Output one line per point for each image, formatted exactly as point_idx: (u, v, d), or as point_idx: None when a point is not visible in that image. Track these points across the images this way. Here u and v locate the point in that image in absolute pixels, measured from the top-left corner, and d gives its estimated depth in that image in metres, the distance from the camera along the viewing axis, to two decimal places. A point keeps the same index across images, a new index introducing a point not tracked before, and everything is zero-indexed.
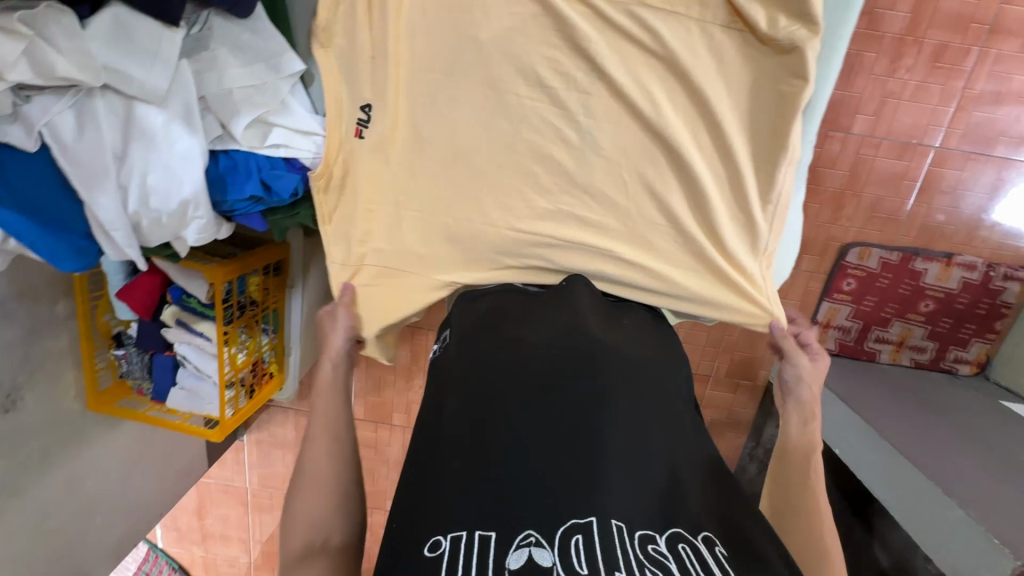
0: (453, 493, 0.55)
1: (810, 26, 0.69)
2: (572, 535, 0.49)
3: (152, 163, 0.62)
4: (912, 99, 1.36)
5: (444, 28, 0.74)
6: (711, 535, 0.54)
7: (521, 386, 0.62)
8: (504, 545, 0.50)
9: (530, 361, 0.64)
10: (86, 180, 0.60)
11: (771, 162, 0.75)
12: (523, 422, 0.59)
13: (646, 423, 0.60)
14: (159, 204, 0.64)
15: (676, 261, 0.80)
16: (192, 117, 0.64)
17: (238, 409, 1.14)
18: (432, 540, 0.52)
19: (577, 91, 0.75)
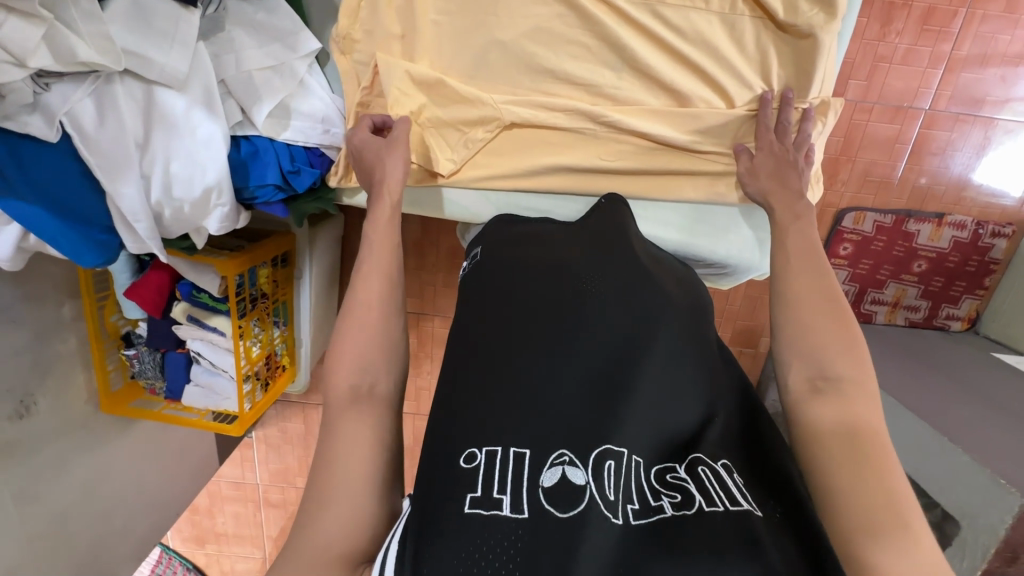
0: (485, 411, 0.55)
1: (828, 10, 0.64)
2: (605, 459, 0.51)
3: (176, 152, 0.61)
4: (902, 63, 1.38)
5: None
6: (729, 463, 0.56)
7: (559, 311, 0.61)
8: (538, 464, 0.51)
9: (566, 287, 0.64)
10: (109, 170, 0.58)
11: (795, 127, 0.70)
12: (560, 350, 0.58)
13: (681, 357, 0.62)
14: (182, 193, 0.62)
15: (700, 215, 0.76)
16: (214, 102, 0.62)
17: (255, 402, 1.14)
18: (466, 453, 0.52)
19: None
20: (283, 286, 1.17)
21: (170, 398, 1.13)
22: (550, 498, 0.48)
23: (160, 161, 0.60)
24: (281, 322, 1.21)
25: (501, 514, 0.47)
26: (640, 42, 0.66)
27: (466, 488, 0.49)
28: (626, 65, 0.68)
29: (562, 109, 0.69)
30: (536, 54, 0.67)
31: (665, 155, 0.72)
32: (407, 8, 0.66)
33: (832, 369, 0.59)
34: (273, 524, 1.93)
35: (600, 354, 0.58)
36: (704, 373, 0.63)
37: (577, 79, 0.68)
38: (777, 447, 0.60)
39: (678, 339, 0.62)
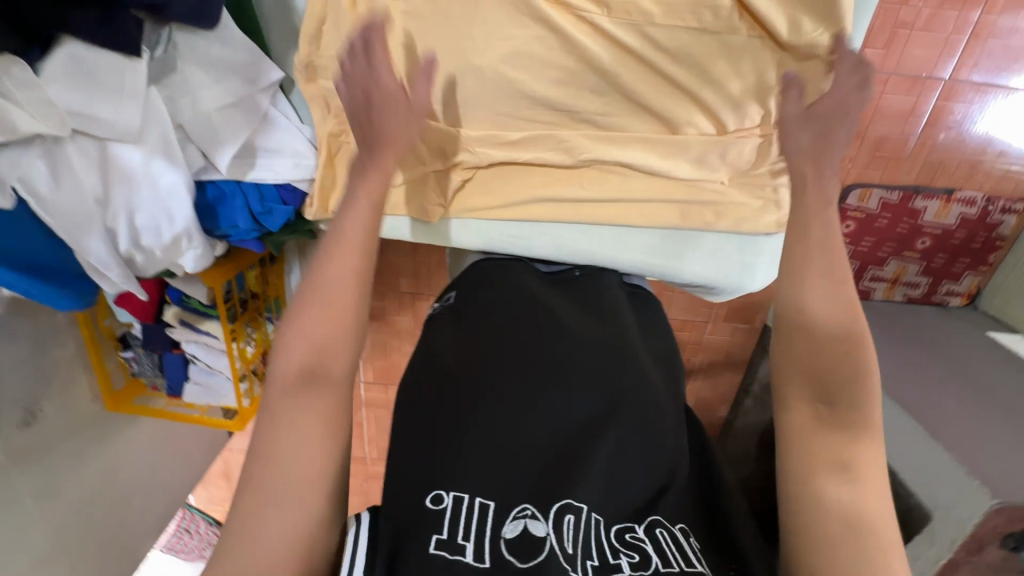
0: (458, 451, 0.57)
1: (832, 31, 0.60)
2: (565, 514, 0.54)
3: (140, 203, 0.60)
4: (925, 29, 1.27)
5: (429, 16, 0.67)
6: (686, 528, 0.59)
7: (547, 368, 0.65)
8: (502, 515, 0.53)
9: (557, 347, 0.67)
10: (71, 230, 0.56)
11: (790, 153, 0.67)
12: (542, 403, 0.62)
13: (659, 417, 0.64)
14: (152, 241, 0.62)
15: (685, 240, 0.73)
16: (172, 149, 0.61)
17: (255, 397, 1.17)
18: (433, 493, 0.54)
19: None
20: (274, 283, 1.18)
21: (172, 394, 1.17)
22: (510, 549, 0.51)
23: (124, 214, 0.60)
24: (275, 317, 1.22)
25: (463, 560, 0.49)
26: (627, 66, 0.63)
27: (433, 529, 0.51)
28: (615, 86, 0.64)
29: (546, 132, 0.67)
30: (514, 79, 0.63)
31: (650, 182, 0.70)
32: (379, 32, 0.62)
33: (837, 390, 0.56)
34: None
35: (571, 415, 0.62)
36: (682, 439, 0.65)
37: (561, 105, 0.65)
38: (733, 514, 0.63)
39: (658, 402, 0.65)
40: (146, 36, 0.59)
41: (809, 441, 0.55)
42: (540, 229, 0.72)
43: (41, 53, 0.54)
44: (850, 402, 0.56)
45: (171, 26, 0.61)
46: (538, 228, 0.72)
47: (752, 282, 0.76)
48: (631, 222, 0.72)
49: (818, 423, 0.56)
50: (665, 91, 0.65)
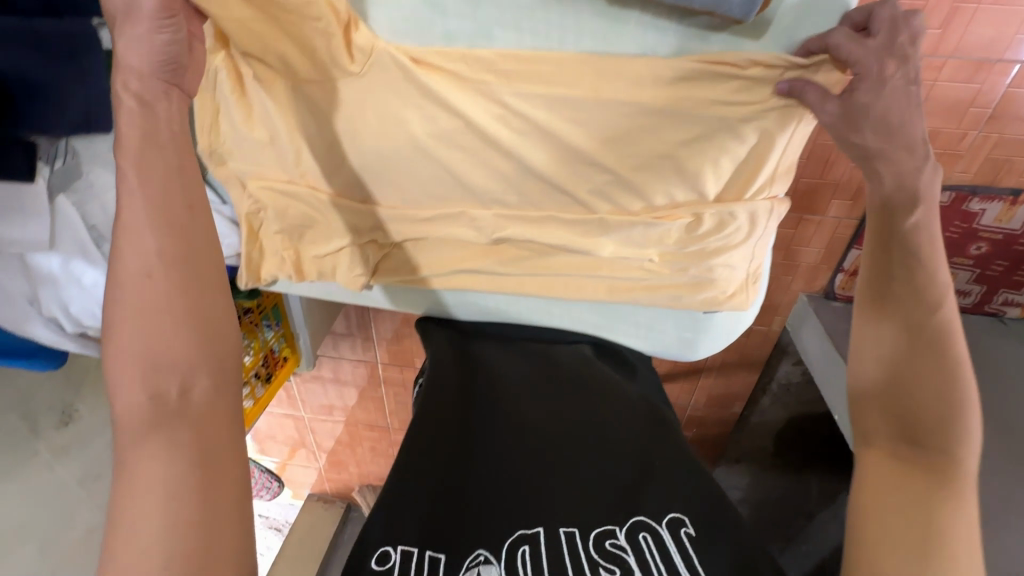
0: (432, 525, 0.74)
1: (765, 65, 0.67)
2: (521, 547, 0.71)
3: (66, 296, 0.93)
4: (996, 2, 1.03)
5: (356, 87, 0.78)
6: (676, 519, 0.74)
7: (518, 460, 0.83)
8: (492, 558, 0.70)
9: (522, 434, 0.87)
10: (17, 319, 0.92)
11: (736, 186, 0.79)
12: (512, 474, 0.81)
13: (617, 451, 0.84)
14: (89, 321, 0.95)
15: (635, 279, 0.89)
16: (86, 250, 0.91)
17: (256, 399, 1.30)
18: (379, 554, 0.70)
19: (514, 131, 0.77)
20: (269, 294, 1.26)
21: None
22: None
23: (58, 306, 0.93)
24: (274, 323, 1.33)
25: None
26: (556, 135, 0.76)
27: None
28: (505, 138, 0.77)
29: (447, 175, 0.82)
30: (451, 157, 0.80)
31: (590, 239, 0.85)
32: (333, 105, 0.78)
33: (918, 435, 0.73)
34: (322, 442, 2.36)
35: (519, 483, 0.80)
36: (639, 434, 0.87)
37: (528, 166, 0.79)
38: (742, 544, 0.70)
39: (609, 474, 0.81)
40: (48, 153, 0.84)
41: (886, 493, 0.71)
42: (506, 269, 0.91)
43: None
44: (928, 447, 0.72)
45: (65, 141, 0.85)
46: (505, 267, 0.91)
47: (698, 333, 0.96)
48: (583, 257, 0.87)
49: (901, 459, 0.74)
50: (631, 154, 0.77)
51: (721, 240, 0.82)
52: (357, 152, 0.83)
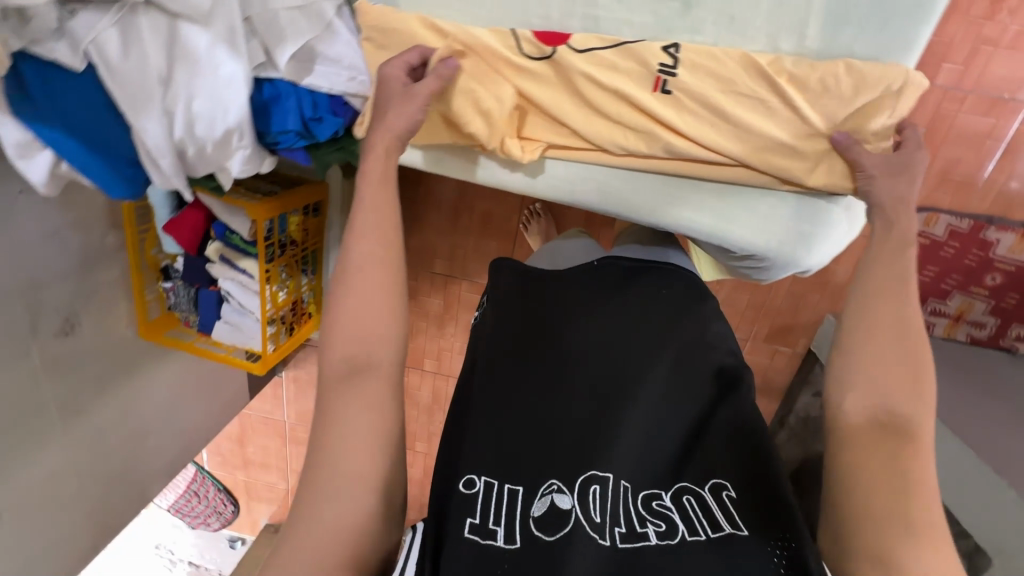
0: (480, 449, 0.63)
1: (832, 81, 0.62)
2: (590, 485, 0.60)
3: (198, 88, 0.58)
4: (1009, 47, 1.21)
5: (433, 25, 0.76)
6: (720, 482, 0.63)
7: (566, 383, 0.70)
8: (530, 494, 0.60)
9: (571, 353, 0.73)
10: (132, 103, 0.56)
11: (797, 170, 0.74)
12: (558, 399, 0.68)
13: (670, 391, 0.72)
14: (205, 132, 0.61)
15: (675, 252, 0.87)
16: (237, 40, 0.58)
17: (277, 345, 1.18)
18: (466, 479, 0.60)
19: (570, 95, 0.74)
20: (314, 235, 1.20)
21: (201, 332, 1.18)
22: (537, 525, 0.57)
23: (183, 98, 0.58)
24: (310, 271, 1.25)
25: (494, 545, 0.55)
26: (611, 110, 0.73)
27: (468, 512, 0.58)
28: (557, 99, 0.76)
29: None
30: None
31: None
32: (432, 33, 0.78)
33: None
34: (297, 459, 2.13)
35: (569, 412, 0.67)
36: (686, 366, 0.74)
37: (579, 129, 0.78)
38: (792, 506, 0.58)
39: (659, 416, 0.69)
40: None
41: None
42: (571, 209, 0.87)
43: None
44: None
45: None
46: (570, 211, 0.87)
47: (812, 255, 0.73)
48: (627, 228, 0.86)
49: None
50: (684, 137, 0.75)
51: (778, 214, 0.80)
52: None
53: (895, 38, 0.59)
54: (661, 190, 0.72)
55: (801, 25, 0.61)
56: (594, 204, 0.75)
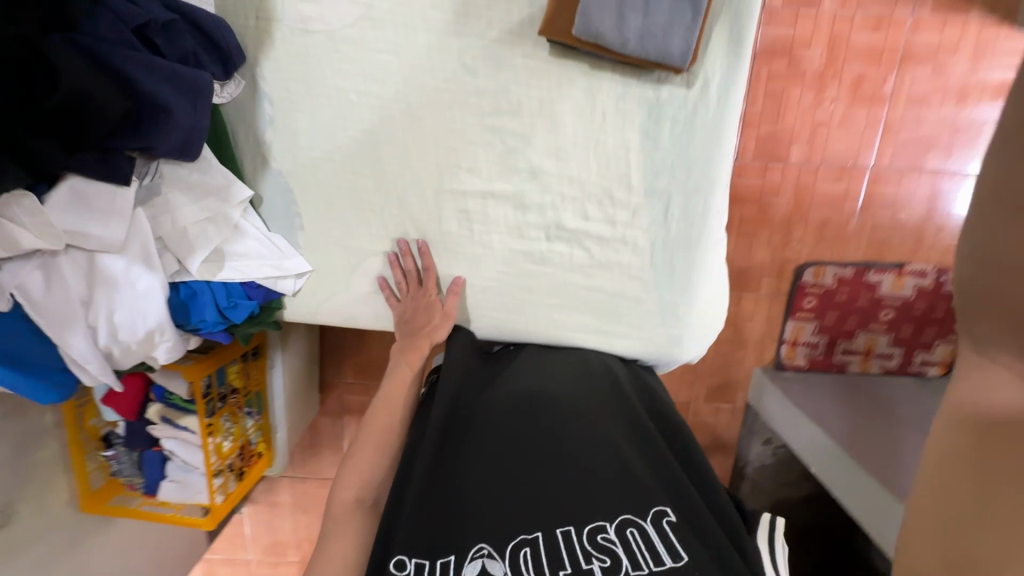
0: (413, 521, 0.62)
1: (643, 197, 0.75)
2: (521, 549, 0.59)
3: (118, 303, 0.65)
4: (842, 126, 1.28)
5: (316, 173, 0.75)
6: (661, 509, 0.62)
7: (491, 434, 0.68)
8: (461, 558, 0.59)
9: (492, 406, 0.72)
10: (58, 327, 0.63)
11: (658, 249, 0.77)
12: (482, 452, 0.66)
13: (599, 422, 0.69)
14: (128, 335, 0.68)
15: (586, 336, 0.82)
16: (151, 257, 0.67)
17: (227, 493, 1.19)
18: (396, 559, 0.59)
19: (459, 219, 0.77)
20: (256, 377, 1.25)
21: (147, 493, 1.18)
22: None
23: (104, 313, 0.65)
24: (255, 412, 1.28)
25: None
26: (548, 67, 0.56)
27: None
28: (449, 232, 0.77)
29: (364, 250, 0.79)
30: (375, 233, 0.78)
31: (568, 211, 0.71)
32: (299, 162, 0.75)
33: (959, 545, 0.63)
34: None
35: (491, 469, 0.65)
36: (605, 399, 0.73)
37: (461, 239, 0.78)
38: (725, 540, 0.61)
39: (589, 437, 0.67)
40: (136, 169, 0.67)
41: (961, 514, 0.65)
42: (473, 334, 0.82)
43: (49, 187, 0.60)
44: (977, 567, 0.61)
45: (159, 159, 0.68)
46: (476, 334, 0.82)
47: (682, 351, 0.81)
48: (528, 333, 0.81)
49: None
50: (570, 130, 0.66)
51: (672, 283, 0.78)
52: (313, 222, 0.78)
53: (697, 179, 0.73)
54: (551, 308, 0.80)
55: (625, 177, 0.74)
56: (487, 330, 0.82)
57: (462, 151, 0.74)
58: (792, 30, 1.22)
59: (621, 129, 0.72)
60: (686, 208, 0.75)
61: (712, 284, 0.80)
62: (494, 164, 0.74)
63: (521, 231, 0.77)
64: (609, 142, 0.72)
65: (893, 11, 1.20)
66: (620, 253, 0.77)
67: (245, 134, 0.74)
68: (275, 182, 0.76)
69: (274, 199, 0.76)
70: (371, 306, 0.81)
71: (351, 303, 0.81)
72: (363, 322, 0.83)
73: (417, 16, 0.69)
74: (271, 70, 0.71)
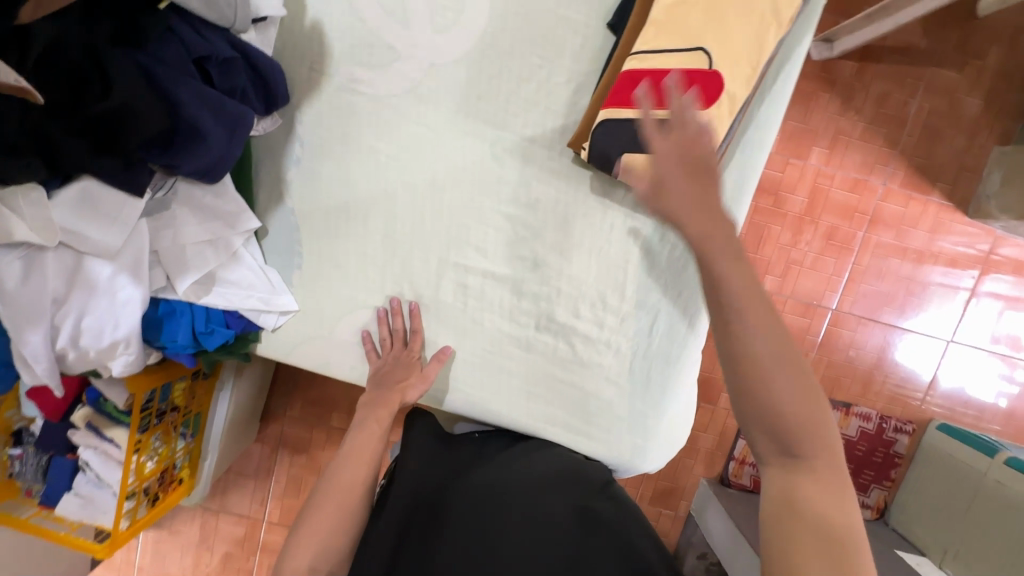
0: None
1: (633, 307, 0.78)
2: None
3: (92, 308, 0.63)
4: (812, 268, 1.37)
5: (327, 218, 0.77)
6: None
7: (442, 529, 0.65)
8: None
9: (443, 497, 0.69)
10: (18, 320, 0.59)
11: (638, 358, 0.79)
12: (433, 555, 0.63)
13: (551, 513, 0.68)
14: (90, 342, 0.65)
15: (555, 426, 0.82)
16: (141, 269, 0.65)
17: (135, 520, 1.08)
18: None
19: (455, 290, 0.78)
20: (201, 397, 1.19)
21: (43, 504, 1.08)
22: None
23: (73, 316, 0.63)
24: (189, 434, 1.20)
25: None
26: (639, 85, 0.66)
27: None
28: (443, 300, 0.79)
29: (355, 300, 0.79)
30: (369, 286, 0.79)
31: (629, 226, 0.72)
32: (314, 203, 0.76)
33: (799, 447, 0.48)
34: None
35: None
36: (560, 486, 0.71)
37: (453, 310, 0.79)
38: None
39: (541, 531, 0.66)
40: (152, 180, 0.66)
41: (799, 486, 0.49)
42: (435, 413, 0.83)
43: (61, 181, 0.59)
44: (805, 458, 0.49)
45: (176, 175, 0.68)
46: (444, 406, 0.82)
47: (644, 461, 0.82)
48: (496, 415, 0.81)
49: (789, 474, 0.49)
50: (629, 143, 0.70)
51: (646, 395, 0.80)
52: (313, 263, 0.78)
53: (684, 302, 0.78)
54: (527, 394, 0.80)
55: (620, 286, 0.78)
56: (459, 404, 0.81)
57: (474, 228, 0.77)
58: (781, 175, 1.34)
59: (625, 242, 0.77)
60: (671, 325, 0.79)
61: (682, 401, 0.82)
62: (501, 246, 0.77)
63: (513, 313, 0.79)
64: (611, 250, 0.77)
65: (869, 177, 1.34)
66: (602, 355, 0.79)
67: (268, 168, 0.75)
68: (285, 219, 0.76)
69: (280, 233, 0.77)
70: (348, 356, 0.80)
71: (329, 350, 0.80)
72: (335, 370, 0.81)
73: (460, 101, 0.74)
74: (311, 116, 0.74)
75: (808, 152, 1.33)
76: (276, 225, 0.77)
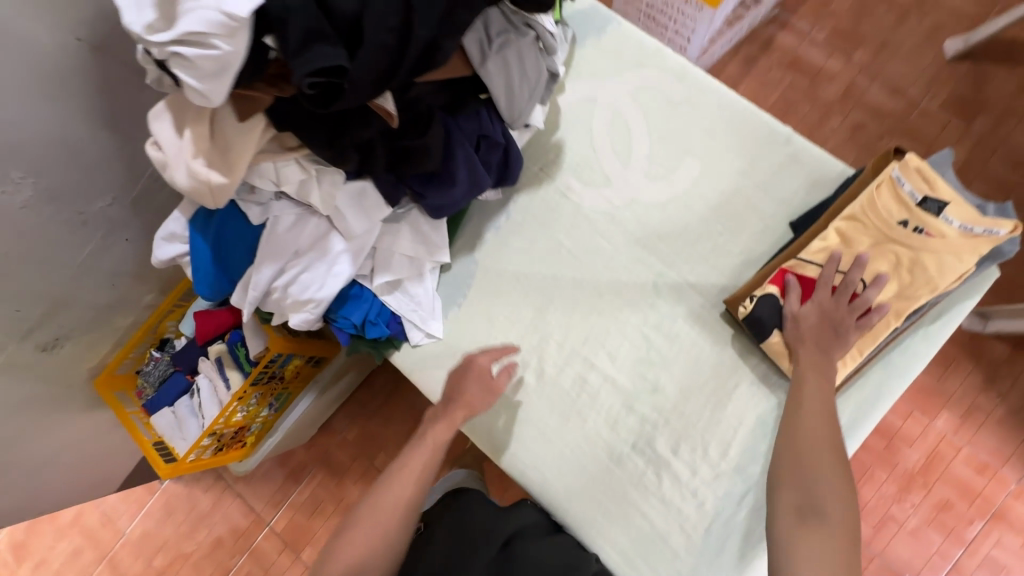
0: None
1: (732, 469, 0.79)
2: None
3: (314, 269, 0.79)
4: (912, 535, 1.25)
5: (499, 277, 0.91)
6: None
7: None
8: None
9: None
10: (268, 254, 0.77)
11: (720, 520, 0.78)
12: None
13: None
14: (296, 291, 0.80)
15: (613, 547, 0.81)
16: (359, 256, 0.81)
17: (199, 457, 1.17)
18: None
19: (574, 379, 0.86)
20: (300, 380, 1.29)
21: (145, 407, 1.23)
22: None
23: (299, 268, 0.79)
24: (274, 406, 1.29)
25: None
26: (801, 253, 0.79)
27: None
28: (561, 382, 0.86)
29: (488, 350, 0.89)
30: (504, 343, 0.89)
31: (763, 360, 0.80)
32: (495, 263, 0.91)
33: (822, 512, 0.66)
34: None
35: None
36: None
37: (567, 396, 0.85)
38: None
39: None
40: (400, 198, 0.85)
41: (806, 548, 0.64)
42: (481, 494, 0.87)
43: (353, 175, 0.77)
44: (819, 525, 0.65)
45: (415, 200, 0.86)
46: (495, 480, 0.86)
47: None
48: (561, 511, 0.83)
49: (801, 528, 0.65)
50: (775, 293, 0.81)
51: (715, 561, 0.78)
52: (471, 308, 0.90)
53: None
54: (600, 502, 0.81)
55: (726, 442, 0.80)
56: (531, 483, 0.84)
57: (613, 335, 0.86)
58: (900, 423, 1.29)
59: (745, 406, 0.81)
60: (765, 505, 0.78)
61: None
62: (630, 360, 0.85)
63: (616, 422, 0.83)
64: (728, 407, 0.81)
65: (1000, 466, 1.25)
66: (686, 500, 0.80)
67: (472, 226, 0.93)
68: (468, 265, 0.92)
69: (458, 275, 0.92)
70: None
71: (447, 382, 0.88)
72: None
73: (643, 234, 0.88)
74: (524, 202, 0.92)
75: (937, 413, 1.28)
76: (457, 269, 0.92)
